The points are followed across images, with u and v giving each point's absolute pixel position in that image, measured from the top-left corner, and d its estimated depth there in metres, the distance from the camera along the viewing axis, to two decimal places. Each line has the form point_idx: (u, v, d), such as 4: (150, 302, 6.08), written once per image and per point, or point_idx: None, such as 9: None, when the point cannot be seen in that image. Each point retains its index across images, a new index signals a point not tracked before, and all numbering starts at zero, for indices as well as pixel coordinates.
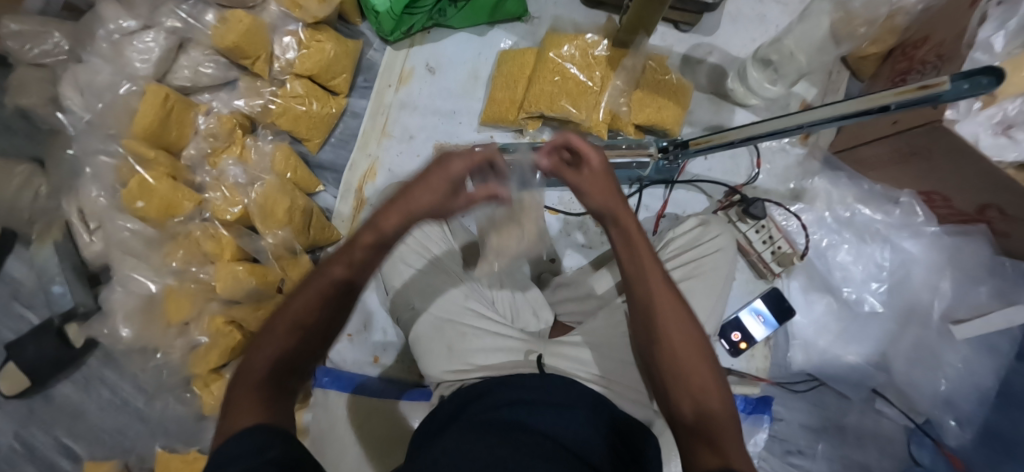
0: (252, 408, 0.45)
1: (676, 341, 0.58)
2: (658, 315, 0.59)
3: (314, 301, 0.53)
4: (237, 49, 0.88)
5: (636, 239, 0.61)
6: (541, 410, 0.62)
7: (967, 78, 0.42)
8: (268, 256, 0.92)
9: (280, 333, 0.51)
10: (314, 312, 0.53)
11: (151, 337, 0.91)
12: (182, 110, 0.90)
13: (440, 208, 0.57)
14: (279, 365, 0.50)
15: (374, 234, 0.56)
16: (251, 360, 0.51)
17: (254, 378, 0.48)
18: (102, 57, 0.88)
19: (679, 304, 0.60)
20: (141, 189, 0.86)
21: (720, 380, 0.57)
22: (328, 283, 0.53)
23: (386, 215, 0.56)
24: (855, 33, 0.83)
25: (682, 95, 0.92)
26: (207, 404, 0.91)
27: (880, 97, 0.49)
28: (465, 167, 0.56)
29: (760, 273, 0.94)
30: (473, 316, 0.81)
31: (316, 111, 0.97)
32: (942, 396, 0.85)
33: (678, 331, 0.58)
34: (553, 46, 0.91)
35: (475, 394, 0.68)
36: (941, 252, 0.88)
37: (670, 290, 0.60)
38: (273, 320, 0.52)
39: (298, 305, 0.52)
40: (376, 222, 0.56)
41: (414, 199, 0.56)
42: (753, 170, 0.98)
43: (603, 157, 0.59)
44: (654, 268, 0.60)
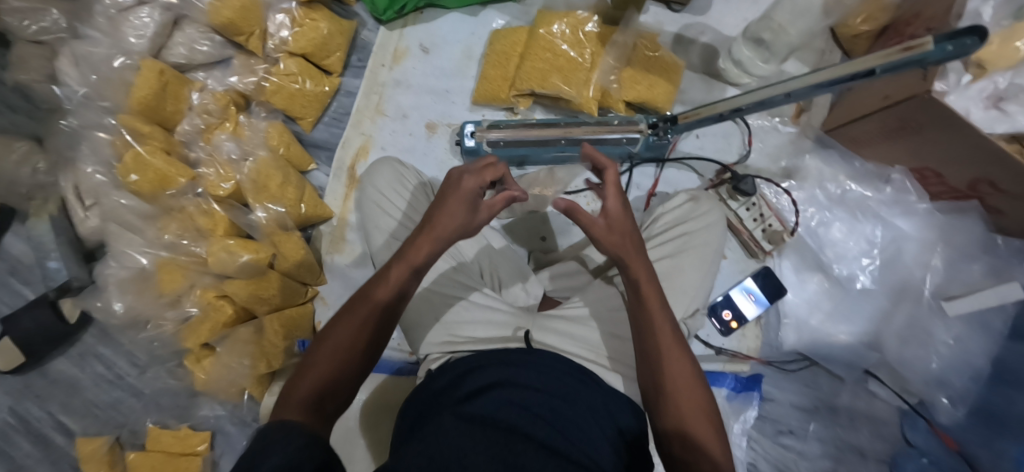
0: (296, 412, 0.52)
1: (680, 380, 0.58)
2: (661, 352, 0.59)
3: (352, 331, 0.59)
4: (232, 25, 0.90)
5: (642, 280, 0.64)
6: (550, 401, 0.61)
7: (951, 39, 0.41)
8: (261, 232, 0.92)
9: (320, 358, 0.57)
10: (350, 340, 0.58)
11: (144, 309, 0.92)
12: (177, 85, 0.91)
13: (465, 228, 0.65)
14: (320, 386, 0.55)
15: (410, 260, 0.64)
16: (294, 385, 0.56)
17: (296, 398, 0.54)
18: (101, 32, 0.90)
19: (681, 346, 0.61)
20: (136, 163, 0.87)
21: (716, 421, 0.58)
22: (367, 312, 0.60)
23: (419, 244, 0.64)
24: None
25: (673, 73, 0.93)
26: (199, 379, 0.92)
27: (864, 62, 0.49)
28: (478, 180, 0.66)
29: (751, 253, 0.94)
30: (462, 289, 0.81)
31: (310, 88, 0.98)
32: (933, 375, 0.85)
33: (679, 371, 0.59)
34: (544, 24, 0.92)
35: (461, 375, 0.67)
36: (933, 229, 0.88)
37: (674, 332, 0.61)
38: (316, 348, 0.59)
39: (339, 333, 0.59)
40: (411, 251, 0.64)
41: (443, 225, 0.64)
42: (745, 148, 0.98)
43: (619, 205, 0.65)
44: (660, 309, 0.62)
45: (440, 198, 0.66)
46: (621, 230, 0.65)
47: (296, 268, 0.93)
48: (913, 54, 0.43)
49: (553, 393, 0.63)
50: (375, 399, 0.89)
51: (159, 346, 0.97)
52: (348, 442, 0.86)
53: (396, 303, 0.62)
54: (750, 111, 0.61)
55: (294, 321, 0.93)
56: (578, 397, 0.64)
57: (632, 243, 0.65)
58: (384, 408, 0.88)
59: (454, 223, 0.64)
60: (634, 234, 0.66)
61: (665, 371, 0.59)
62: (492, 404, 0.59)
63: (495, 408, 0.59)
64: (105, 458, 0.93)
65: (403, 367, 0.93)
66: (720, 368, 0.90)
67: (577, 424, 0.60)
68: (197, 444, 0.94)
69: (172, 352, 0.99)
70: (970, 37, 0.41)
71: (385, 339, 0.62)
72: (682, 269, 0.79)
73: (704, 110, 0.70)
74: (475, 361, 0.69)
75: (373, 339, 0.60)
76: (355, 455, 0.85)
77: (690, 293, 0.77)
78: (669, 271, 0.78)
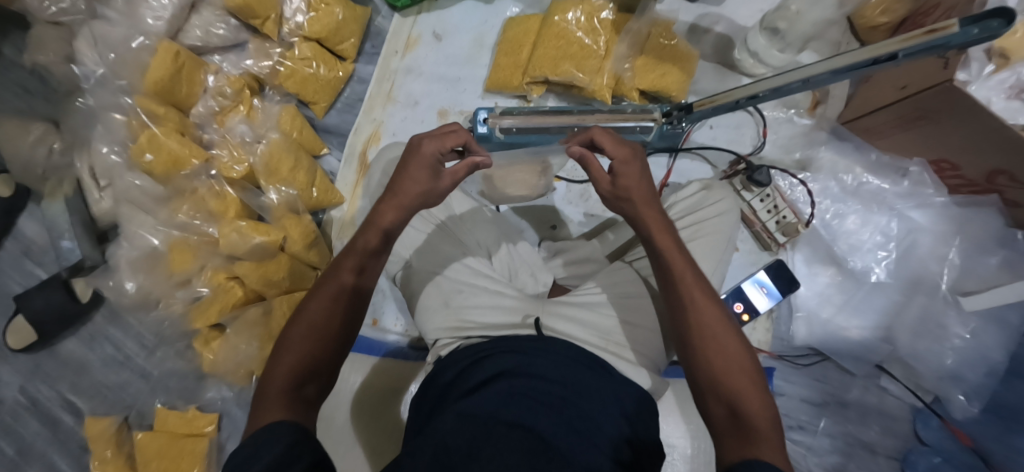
0: (278, 406, 0.51)
1: (707, 338, 0.57)
2: (699, 314, 0.59)
3: (325, 306, 0.58)
4: (247, 8, 0.90)
5: (672, 253, 0.62)
6: (541, 388, 0.60)
7: (977, 22, 0.41)
8: (272, 215, 0.92)
9: (294, 343, 0.56)
10: (325, 315, 0.58)
11: (155, 288, 0.93)
12: (193, 67, 0.92)
13: (428, 193, 0.66)
14: (299, 369, 0.54)
15: (375, 230, 0.65)
16: (273, 372, 0.54)
17: (277, 384, 0.53)
18: (117, 12, 0.91)
19: (714, 301, 0.59)
20: (150, 143, 0.88)
21: (760, 382, 0.54)
22: (337, 287, 0.60)
23: (381, 211, 0.65)
24: None
25: (687, 61, 0.92)
26: (207, 360, 0.93)
27: (886, 46, 0.48)
28: (438, 145, 0.66)
29: (764, 245, 0.93)
30: (470, 274, 0.81)
31: (323, 74, 0.98)
32: (948, 371, 0.83)
33: (711, 335, 0.57)
34: (559, 11, 0.91)
35: (467, 368, 0.66)
36: (949, 221, 0.86)
37: (711, 297, 0.60)
38: (289, 331, 0.57)
39: (311, 312, 0.58)
40: (376, 219, 0.65)
41: (404, 192, 0.65)
42: (759, 139, 0.97)
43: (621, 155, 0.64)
44: (692, 275, 0.61)
45: (403, 164, 0.67)
46: (643, 198, 0.65)
47: (305, 251, 0.93)
48: (937, 36, 0.43)
49: (549, 379, 0.62)
50: (369, 383, 0.88)
51: (168, 326, 0.98)
52: (346, 431, 0.84)
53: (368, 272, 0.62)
54: (766, 98, 0.61)
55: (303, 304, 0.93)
56: (578, 379, 0.63)
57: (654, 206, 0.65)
58: (381, 391, 0.88)
59: (414, 189, 0.65)
60: (649, 191, 0.65)
61: (697, 337, 0.58)
62: (494, 398, 0.58)
63: (499, 400, 0.57)
64: (112, 438, 0.94)
65: (400, 351, 0.94)
66: None
67: (581, 407, 0.59)
68: (204, 426, 0.95)
69: (182, 334, 0.99)
70: (996, 20, 0.40)
71: (360, 315, 0.62)
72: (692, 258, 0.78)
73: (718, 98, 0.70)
74: (489, 348, 0.69)
75: (350, 310, 0.60)
76: (342, 439, 0.83)
77: None
78: None
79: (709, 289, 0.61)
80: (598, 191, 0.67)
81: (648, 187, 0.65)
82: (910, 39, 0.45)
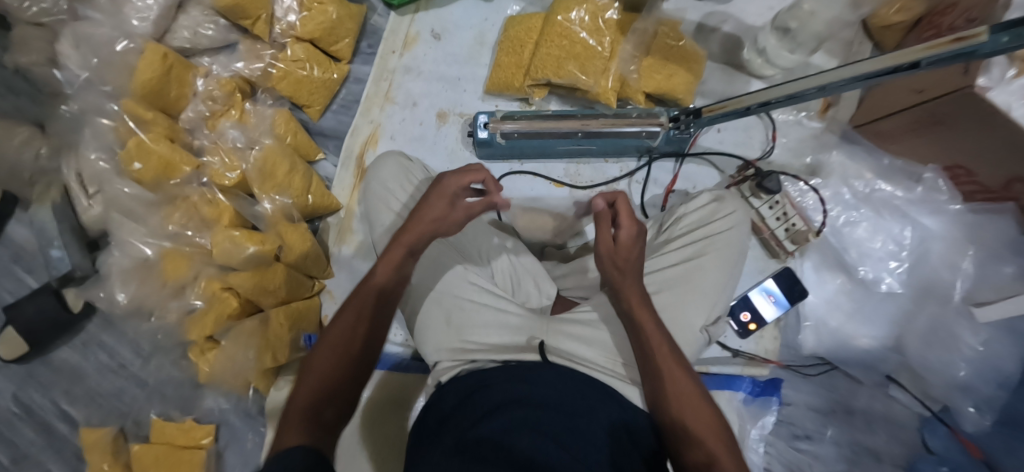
0: (298, 429, 0.49)
1: (682, 398, 0.60)
2: (671, 376, 0.62)
3: (349, 323, 0.59)
4: (238, 8, 0.87)
5: (644, 318, 0.65)
6: (551, 414, 0.58)
7: (1011, 29, 0.37)
8: (267, 223, 0.90)
9: (320, 363, 0.56)
10: (347, 335, 0.58)
11: (147, 297, 0.89)
12: (182, 69, 0.88)
13: (443, 221, 0.65)
14: (322, 392, 0.53)
15: (399, 249, 0.64)
16: (297, 395, 0.54)
17: (300, 405, 0.52)
18: (102, 12, 0.87)
19: (683, 365, 0.63)
20: (138, 150, 0.85)
21: (732, 444, 0.58)
22: (365, 299, 0.61)
23: (402, 235, 0.65)
24: None
25: (694, 62, 0.89)
26: (203, 372, 0.91)
27: (908, 52, 0.45)
28: (458, 181, 0.65)
29: (773, 252, 0.91)
30: (473, 291, 0.79)
31: (317, 75, 0.95)
32: (959, 382, 0.81)
33: (686, 396, 0.61)
34: (562, 10, 0.88)
35: (469, 395, 0.65)
36: (963, 229, 0.84)
37: (681, 362, 0.63)
38: (316, 355, 0.57)
39: (336, 331, 0.58)
40: (397, 241, 0.65)
41: (422, 217, 0.65)
42: (768, 143, 0.93)
43: (628, 220, 0.68)
44: (662, 341, 0.64)
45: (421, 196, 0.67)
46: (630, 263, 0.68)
47: (303, 259, 0.91)
48: (966, 44, 0.39)
49: (560, 408, 0.60)
50: (376, 396, 0.87)
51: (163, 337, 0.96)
52: (351, 444, 0.83)
53: (389, 294, 0.63)
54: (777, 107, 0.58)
55: (300, 313, 0.91)
56: (586, 401, 0.62)
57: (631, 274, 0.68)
58: (388, 403, 0.87)
59: (430, 215, 0.64)
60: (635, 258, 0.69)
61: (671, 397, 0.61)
62: (500, 426, 0.56)
63: (504, 429, 0.56)
64: (109, 449, 0.92)
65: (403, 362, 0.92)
66: (737, 371, 0.87)
67: (585, 431, 0.58)
68: (201, 437, 0.93)
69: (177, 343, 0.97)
70: None
71: (383, 335, 0.61)
72: (704, 273, 0.76)
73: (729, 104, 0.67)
74: (496, 375, 0.66)
75: (372, 332, 0.60)
76: (353, 458, 0.82)
77: (712, 296, 0.75)
78: (692, 272, 0.76)
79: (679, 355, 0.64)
80: (596, 251, 0.70)
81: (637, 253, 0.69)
82: (934, 46, 0.41)
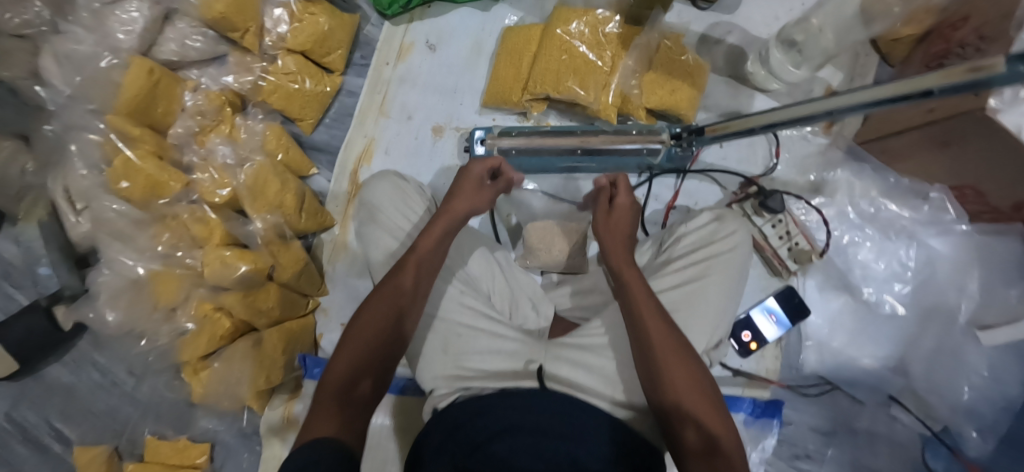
0: (334, 407, 0.55)
1: (674, 370, 0.59)
2: (665, 352, 0.60)
3: (381, 306, 0.64)
4: (225, 20, 0.84)
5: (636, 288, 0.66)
6: (545, 445, 0.58)
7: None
8: (258, 241, 0.87)
9: (354, 341, 0.62)
10: (376, 322, 0.63)
11: (137, 320, 0.88)
12: (169, 84, 0.86)
13: (473, 208, 0.76)
14: (352, 374, 0.59)
15: (429, 238, 0.71)
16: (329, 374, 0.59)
17: (336, 379, 0.58)
18: (84, 27, 0.84)
19: (674, 334, 0.62)
20: (125, 168, 0.83)
21: (721, 412, 0.59)
22: (395, 286, 0.66)
23: (436, 222, 0.73)
24: (889, 10, 0.81)
25: (698, 76, 0.86)
26: (196, 392, 0.88)
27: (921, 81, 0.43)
28: (483, 166, 0.78)
29: (774, 270, 0.88)
30: (469, 315, 0.78)
31: (309, 88, 0.92)
32: (964, 406, 0.80)
33: (677, 363, 0.60)
34: (561, 22, 0.86)
35: (467, 421, 0.63)
36: (969, 250, 0.82)
37: (675, 337, 0.62)
38: (347, 336, 0.63)
39: (368, 314, 0.64)
40: (430, 227, 0.73)
41: (456, 205, 0.75)
42: (771, 159, 0.91)
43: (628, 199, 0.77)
44: (656, 316, 0.63)
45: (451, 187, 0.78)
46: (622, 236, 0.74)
47: (296, 279, 0.89)
48: (978, 75, 0.37)
49: (549, 432, 0.60)
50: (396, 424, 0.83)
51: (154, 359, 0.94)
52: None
53: (415, 284, 0.68)
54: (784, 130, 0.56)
55: (294, 333, 0.90)
56: (574, 424, 0.62)
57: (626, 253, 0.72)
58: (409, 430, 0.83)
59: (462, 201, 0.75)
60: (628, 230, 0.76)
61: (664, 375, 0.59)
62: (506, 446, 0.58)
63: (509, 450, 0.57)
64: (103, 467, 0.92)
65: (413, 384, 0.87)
66: (736, 391, 0.84)
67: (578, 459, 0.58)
68: (196, 456, 0.92)
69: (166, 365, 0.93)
70: None
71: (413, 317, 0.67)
72: (706, 296, 0.74)
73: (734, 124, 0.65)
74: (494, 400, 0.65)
75: (401, 320, 0.65)
76: None
77: (715, 319, 0.73)
78: (692, 295, 0.74)
79: (674, 329, 0.63)
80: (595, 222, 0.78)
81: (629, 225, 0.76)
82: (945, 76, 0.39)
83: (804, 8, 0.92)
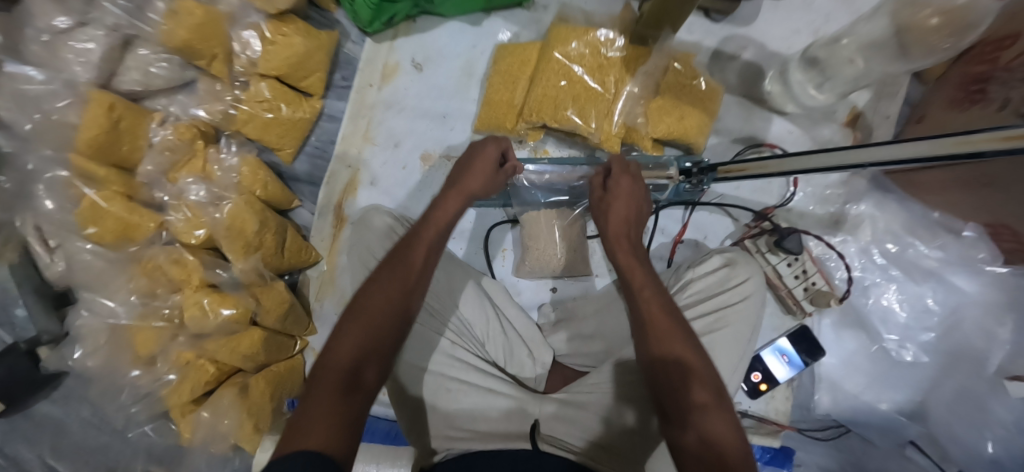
0: (328, 398, 0.50)
1: (674, 354, 0.57)
2: (660, 340, 0.58)
3: (386, 292, 0.59)
4: (189, 48, 0.78)
5: (633, 272, 0.64)
6: None
7: None
8: (239, 284, 0.83)
9: (354, 328, 0.57)
10: (382, 305, 0.59)
11: (117, 365, 0.84)
12: (134, 118, 0.79)
13: (485, 187, 0.71)
14: (354, 359, 0.55)
15: (439, 219, 0.67)
16: (327, 355, 0.55)
17: (336, 366, 0.54)
18: (36, 60, 0.77)
19: (674, 318, 0.60)
20: (93, 211, 0.78)
21: (725, 407, 0.55)
22: (405, 274, 0.61)
23: (446, 202, 0.68)
24: (926, 24, 0.63)
25: (711, 102, 0.79)
26: (184, 437, 0.83)
27: (975, 140, 0.40)
28: (499, 148, 0.72)
29: (789, 309, 0.82)
30: (461, 369, 0.73)
31: (286, 115, 0.85)
32: (987, 459, 0.74)
33: (672, 345, 0.57)
34: (559, 42, 0.77)
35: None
36: (1002, 291, 0.75)
37: (676, 326, 0.59)
38: (349, 317, 0.58)
39: (371, 298, 0.59)
40: (439, 204, 0.68)
41: (472, 182, 0.69)
42: (788, 189, 0.84)
43: (629, 186, 0.68)
44: (655, 301, 0.61)
45: (466, 161, 0.72)
46: (630, 217, 0.68)
47: (280, 322, 0.85)
48: None
49: None
50: None
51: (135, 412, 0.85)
52: None
53: (425, 268, 0.63)
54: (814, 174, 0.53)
55: (281, 376, 0.87)
56: None
57: (629, 240, 0.66)
58: None
59: (474, 181, 0.69)
60: (636, 210, 0.68)
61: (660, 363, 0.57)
62: None
63: None
64: None
65: None
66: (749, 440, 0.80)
67: None
68: None
69: (151, 417, 0.86)
70: None
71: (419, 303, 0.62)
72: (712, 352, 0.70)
73: (753, 166, 0.62)
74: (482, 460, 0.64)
75: (410, 304, 0.61)
76: None
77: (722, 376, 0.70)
78: None
79: (676, 317, 0.60)
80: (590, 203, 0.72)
81: (633, 209, 0.68)
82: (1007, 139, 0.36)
83: (828, 19, 0.83)
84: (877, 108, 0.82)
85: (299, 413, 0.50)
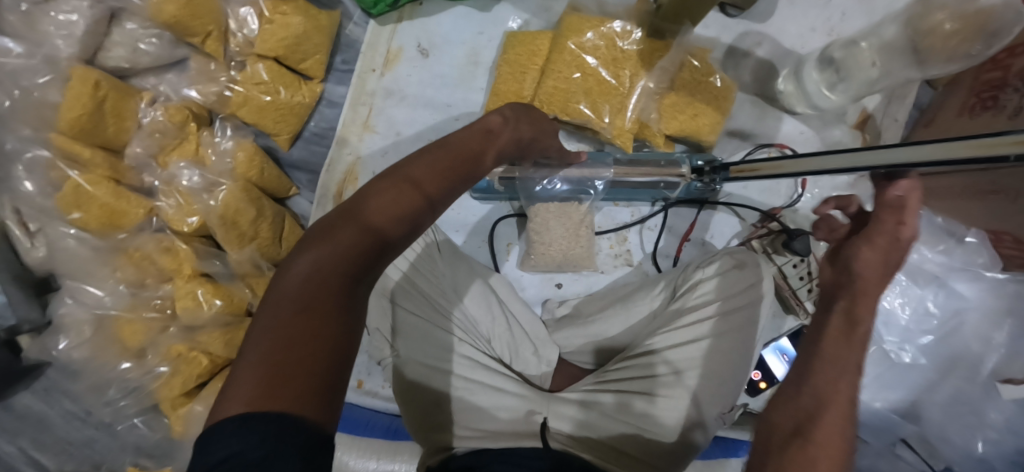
0: (299, 338, 0.38)
1: (842, 378, 0.44)
2: (833, 356, 0.45)
3: (378, 214, 0.44)
4: (181, 24, 0.73)
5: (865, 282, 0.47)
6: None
7: None
8: (233, 275, 0.80)
9: (330, 253, 0.41)
10: (356, 234, 0.43)
11: (97, 358, 0.80)
12: (119, 98, 0.74)
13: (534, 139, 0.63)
14: (340, 290, 0.41)
15: (490, 145, 0.55)
16: (293, 282, 0.41)
17: (297, 293, 0.40)
18: (16, 32, 0.72)
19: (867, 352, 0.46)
20: (77, 195, 0.73)
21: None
22: (379, 211, 0.44)
23: (497, 137, 0.56)
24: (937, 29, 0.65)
25: (724, 100, 0.77)
26: (175, 430, 0.78)
27: (996, 144, 0.34)
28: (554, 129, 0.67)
29: (789, 307, 0.82)
30: (467, 366, 0.71)
31: (284, 99, 0.80)
32: (976, 457, 0.77)
33: (842, 363, 0.44)
34: (574, 33, 0.75)
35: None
36: (1000, 298, 0.77)
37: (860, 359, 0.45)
38: (313, 237, 0.43)
39: (348, 220, 0.43)
40: (490, 137, 0.56)
41: (522, 130, 0.60)
42: (796, 190, 0.86)
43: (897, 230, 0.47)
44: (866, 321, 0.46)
45: (537, 118, 0.64)
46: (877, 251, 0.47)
47: None
48: None
49: None
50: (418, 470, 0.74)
51: (116, 407, 0.81)
52: None
53: (430, 206, 0.47)
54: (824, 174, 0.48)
55: None
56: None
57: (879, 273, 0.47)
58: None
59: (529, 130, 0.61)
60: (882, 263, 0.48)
61: (820, 382, 0.44)
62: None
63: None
64: None
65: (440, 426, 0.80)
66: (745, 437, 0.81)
67: None
68: None
69: (141, 409, 0.82)
70: None
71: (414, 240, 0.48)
72: (716, 354, 0.69)
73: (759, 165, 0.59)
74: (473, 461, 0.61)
75: (403, 236, 0.45)
76: None
77: (731, 377, 0.69)
78: (706, 351, 0.69)
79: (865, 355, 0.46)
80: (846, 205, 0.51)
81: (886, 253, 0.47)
82: None
83: (842, 18, 0.84)
84: (887, 111, 0.82)
85: (270, 355, 0.37)
